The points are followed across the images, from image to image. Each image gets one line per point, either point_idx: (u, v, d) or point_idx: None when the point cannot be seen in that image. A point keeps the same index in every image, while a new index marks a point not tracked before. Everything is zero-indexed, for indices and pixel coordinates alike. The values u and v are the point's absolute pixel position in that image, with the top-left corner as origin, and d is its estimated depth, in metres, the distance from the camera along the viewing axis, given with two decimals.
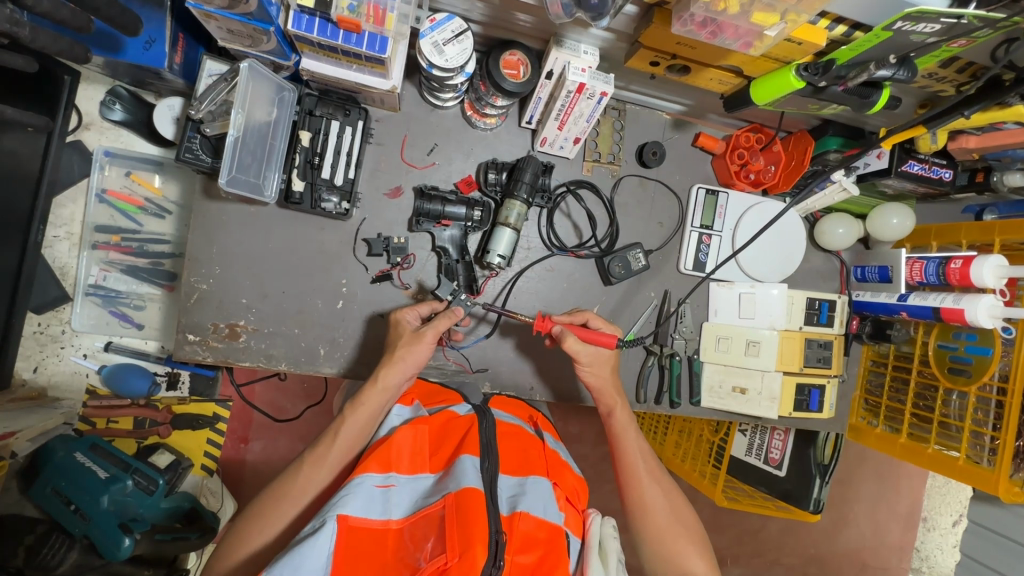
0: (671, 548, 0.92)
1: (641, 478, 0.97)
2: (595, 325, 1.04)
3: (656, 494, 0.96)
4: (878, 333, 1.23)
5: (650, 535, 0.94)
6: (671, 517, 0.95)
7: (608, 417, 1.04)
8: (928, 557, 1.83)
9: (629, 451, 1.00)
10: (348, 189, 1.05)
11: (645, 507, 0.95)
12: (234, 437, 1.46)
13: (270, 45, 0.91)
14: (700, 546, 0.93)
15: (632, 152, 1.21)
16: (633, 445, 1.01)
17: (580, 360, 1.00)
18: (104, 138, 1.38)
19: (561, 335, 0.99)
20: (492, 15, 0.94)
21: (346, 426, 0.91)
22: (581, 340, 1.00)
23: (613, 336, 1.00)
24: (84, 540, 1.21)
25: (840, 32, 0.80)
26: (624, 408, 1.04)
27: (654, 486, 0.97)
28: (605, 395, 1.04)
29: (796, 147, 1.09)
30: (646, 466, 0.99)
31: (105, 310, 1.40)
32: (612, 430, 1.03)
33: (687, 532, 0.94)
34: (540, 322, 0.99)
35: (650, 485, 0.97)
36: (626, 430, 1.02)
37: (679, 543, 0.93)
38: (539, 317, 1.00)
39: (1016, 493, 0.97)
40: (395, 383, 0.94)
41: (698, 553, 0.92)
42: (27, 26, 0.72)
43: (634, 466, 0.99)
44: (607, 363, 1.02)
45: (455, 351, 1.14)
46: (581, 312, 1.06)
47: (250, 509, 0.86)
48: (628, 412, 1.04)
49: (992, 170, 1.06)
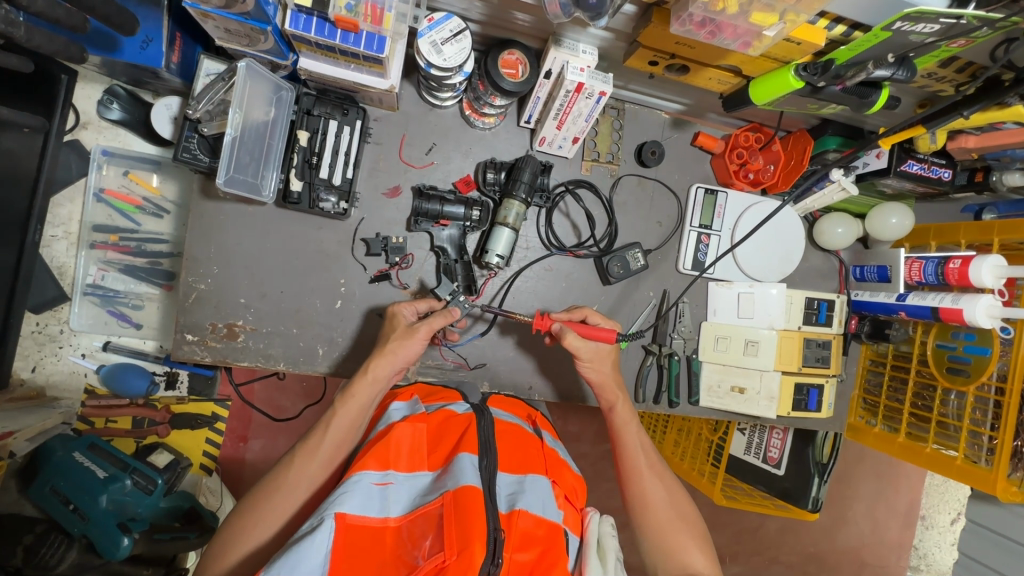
0: (671, 543, 0.92)
1: (642, 473, 0.98)
2: (594, 322, 1.04)
3: (656, 489, 0.96)
4: (877, 332, 1.22)
5: (649, 531, 0.93)
6: (672, 513, 0.95)
7: (608, 413, 1.04)
8: (926, 555, 1.84)
9: (630, 447, 1.00)
10: (346, 188, 1.04)
11: (646, 502, 0.95)
12: (233, 436, 1.46)
13: (268, 45, 0.91)
14: (700, 541, 0.93)
15: (631, 151, 1.20)
16: (633, 442, 1.01)
17: (580, 357, 1.00)
18: (102, 137, 1.37)
19: (561, 333, 0.99)
20: (490, 14, 0.93)
21: (339, 417, 0.91)
22: (581, 337, 1.00)
23: (612, 331, 0.99)
24: (83, 539, 1.22)
25: (839, 32, 0.79)
26: (626, 404, 1.04)
27: (655, 481, 0.97)
28: (605, 391, 1.04)
29: (796, 146, 1.09)
30: (647, 461, 0.99)
31: (104, 310, 1.40)
32: (613, 426, 1.03)
33: (688, 528, 0.94)
34: (540, 321, 0.99)
35: (651, 479, 0.97)
36: (627, 427, 1.02)
37: (680, 539, 0.92)
38: (538, 316, 1.00)
39: (1014, 493, 0.97)
40: (386, 374, 0.95)
41: (699, 548, 0.92)
42: (22, 26, 0.72)
43: (635, 461, 0.99)
44: (607, 359, 1.02)
45: (452, 351, 1.14)
46: (579, 309, 1.06)
47: (243, 507, 0.86)
48: (629, 409, 1.04)
49: (991, 170, 1.06)
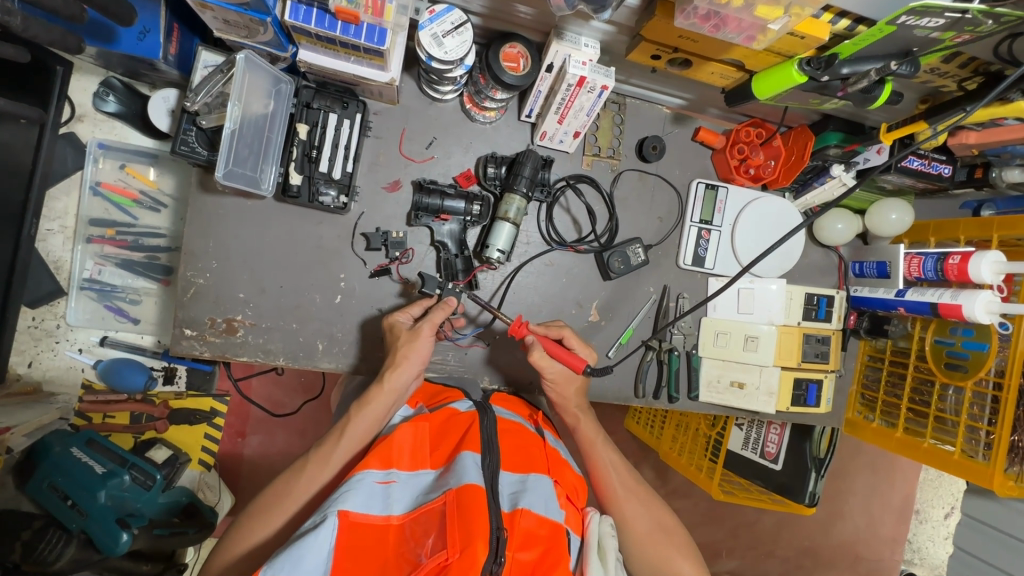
0: (658, 558, 0.93)
1: (617, 493, 0.97)
2: (570, 343, 1.03)
3: (634, 507, 0.96)
4: (876, 328, 1.24)
5: (632, 541, 0.94)
6: (652, 526, 0.95)
7: (574, 431, 1.05)
8: (920, 549, 1.85)
9: (600, 461, 1.00)
10: (346, 182, 1.04)
11: (624, 521, 0.95)
12: (232, 431, 1.47)
13: (267, 36, 0.89)
14: (683, 547, 0.95)
15: (631, 146, 1.20)
16: (603, 457, 1.01)
17: (545, 376, 1.01)
18: (98, 130, 1.36)
19: (531, 347, 0.99)
20: (491, 6, 0.92)
21: (354, 425, 0.90)
22: (549, 355, 0.99)
23: (582, 361, 1.00)
24: (82, 535, 1.18)
25: (843, 26, 0.77)
26: (589, 419, 1.05)
27: (631, 497, 0.97)
28: (566, 411, 1.05)
29: (796, 141, 1.11)
30: (620, 478, 0.99)
31: (101, 305, 1.38)
32: (580, 443, 1.03)
33: (671, 538, 0.95)
34: (516, 327, 0.99)
35: (627, 497, 0.97)
36: (596, 440, 1.03)
37: (667, 552, 0.94)
38: (514, 324, 0.99)
39: (1010, 487, 0.98)
40: (402, 384, 0.93)
41: (684, 555, 0.94)
42: (19, 15, 0.70)
43: (610, 480, 0.98)
44: (571, 383, 1.03)
45: (465, 336, 1.14)
46: (557, 327, 1.04)
47: (253, 504, 0.87)
48: (594, 424, 1.05)
49: (991, 166, 1.05)
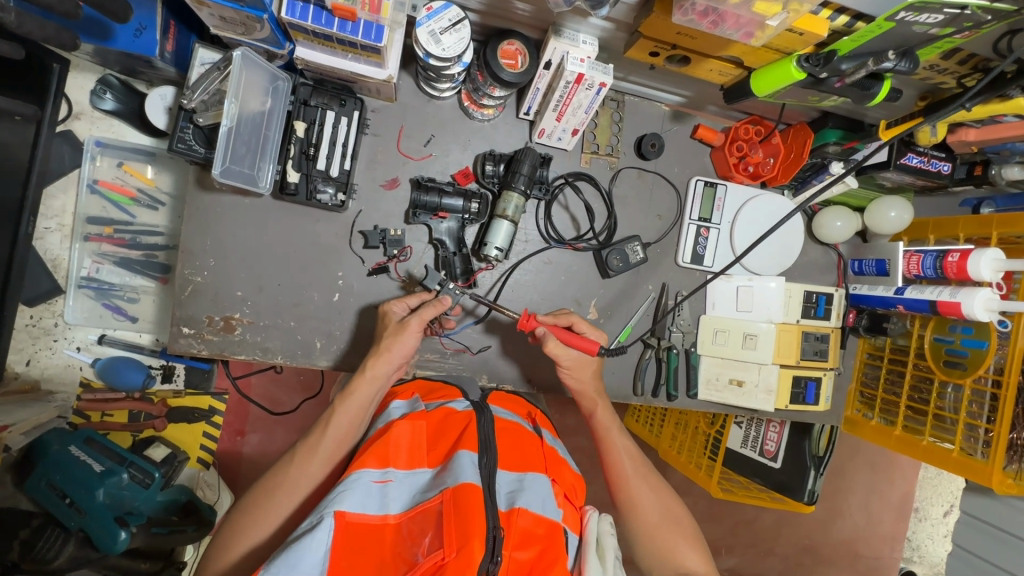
0: (663, 545, 0.93)
1: (629, 479, 0.98)
2: (580, 329, 1.03)
3: (646, 494, 0.97)
4: (875, 325, 1.23)
5: (641, 528, 0.94)
6: (661, 517, 0.95)
7: (590, 418, 1.06)
8: (919, 547, 1.86)
9: (613, 449, 1.01)
10: (344, 180, 1.03)
11: (635, 506, 0.96)
12: (231, 429, 1.47)
13: (264, 33, 0.89)
14: (690, 536, 0.94)
15: (630, 143, 1.20)
16: (618, 445, 1.01)
17: (561, 363, 1.01)
18: (95, 127, 1.36)
19: (543, 338, 0.98)
20: (489, 3, 0.92)
21: (338, 416, 0.90)
22: (563, 343, 0.99)
23: (595, 343, 0.98)
24: (80, 533, 1.18)
25: (842, 23, 0.78)
26: (606, 407, 1.05)
27: (643, 484, 0.98)
28: (584, 398, 1.05)
29: (796, 139, 1.09)
30: (633, 466, 1.00)
31: (98, 303, 1.38)
32: (596, 431, 1.04)
33: (680, 528, 0.95)
34: (524, 320, 0.98)
35: (638, 483, 0.98)
36: (610, 429, 1.03)
37: (672, 540, 0.93)
38: (523, 315, 0.99)
39: (1009, 485, 0.98)
40: (385, 372, 0.94)
41: (690, 544, 0.93)
42: (13, 11, 0.70)
43: (622, 467, 0.99)
44: (587, 367, 1.02)
45: (451, 339, 1.13)
46: (566, 314, 1.04)
47: (246, 500, 0.87)
48: (610, 413, 1.05)
49: (990, 164, 1.04)
